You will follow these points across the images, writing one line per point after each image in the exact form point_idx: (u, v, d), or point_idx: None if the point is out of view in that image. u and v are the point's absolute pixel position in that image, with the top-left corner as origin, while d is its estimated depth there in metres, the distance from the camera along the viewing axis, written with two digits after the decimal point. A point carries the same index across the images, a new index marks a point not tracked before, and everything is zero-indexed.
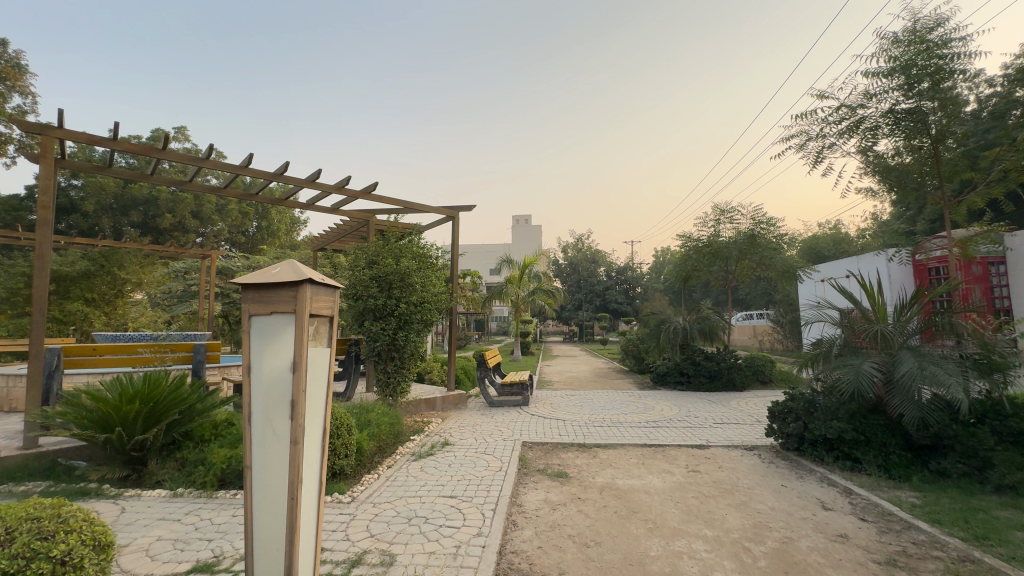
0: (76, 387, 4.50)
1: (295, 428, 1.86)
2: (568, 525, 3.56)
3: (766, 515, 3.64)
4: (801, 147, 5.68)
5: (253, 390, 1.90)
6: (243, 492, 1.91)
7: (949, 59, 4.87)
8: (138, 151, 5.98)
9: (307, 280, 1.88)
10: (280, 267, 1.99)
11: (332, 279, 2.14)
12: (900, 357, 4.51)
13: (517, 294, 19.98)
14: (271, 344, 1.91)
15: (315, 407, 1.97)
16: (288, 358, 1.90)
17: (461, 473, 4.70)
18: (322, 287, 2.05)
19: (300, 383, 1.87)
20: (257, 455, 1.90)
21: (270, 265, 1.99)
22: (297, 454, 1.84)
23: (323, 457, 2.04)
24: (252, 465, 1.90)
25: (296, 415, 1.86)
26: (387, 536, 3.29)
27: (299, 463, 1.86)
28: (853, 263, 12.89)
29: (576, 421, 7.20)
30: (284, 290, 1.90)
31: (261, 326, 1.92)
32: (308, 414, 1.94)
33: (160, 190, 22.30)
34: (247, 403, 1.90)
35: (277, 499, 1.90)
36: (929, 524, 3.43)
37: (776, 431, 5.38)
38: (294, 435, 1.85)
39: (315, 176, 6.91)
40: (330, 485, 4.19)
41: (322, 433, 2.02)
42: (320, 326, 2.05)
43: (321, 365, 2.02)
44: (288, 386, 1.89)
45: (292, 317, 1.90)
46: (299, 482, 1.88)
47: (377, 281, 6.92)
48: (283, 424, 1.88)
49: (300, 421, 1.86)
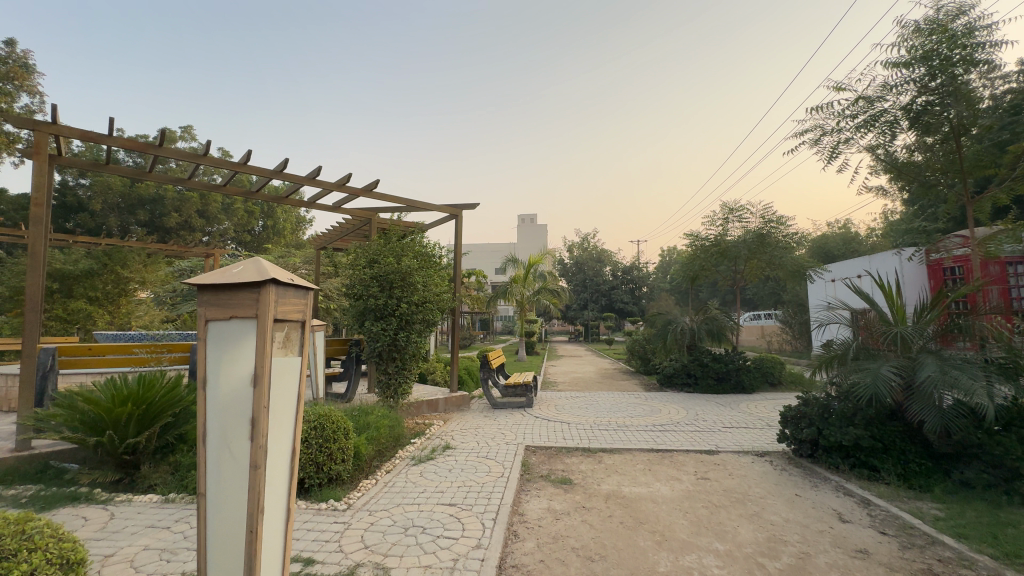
0: (69, 389, 4.42)
1: (256, 450, 1.73)
2: (571, 536, 3.40)
3: (780, 528, 3.46)
4: (815, 142, 5.49)
5: (210, 408, 1.77)
6: (198, 518, 1.78)
7: (974, 49, 4.65)
8: (135, 147, 5.88)
9: (270, 281, 1.74)
10: (243, 265, 1.85)
11: (303, 278, 2.00)
12: (921, 361, 4.31)
13: (522, 293, 19.84)
14: (230, 356, 1.78)
15: (281, 425, 1.85)
16: (248, 372, 1.77)
17: (462, 479, 4.54)
18: (290, 288, 1.92)
19: (261, 400, 1.74)
20: (215, 478, 1.78)
21: (232, 264, 1.84)
22: (257, 479, 1.72)
23: (289, 477, 1.92)
24: (209, 488, 1.77)
25: (256, 436, 1.73)
26: (382, 548, 3.15)
27: (260, 487, 1.74)
28: (865, 264, 12.65)
29: (581, 424, 7.03)
30: (247, 293, 1.76)
31: (219, 336, 1.78)
32: (271, 434, 1.81)
33: (167, 189, 22.35)
34: (204, 421, 1.77)
35: (235, 526, 1.77)
36: (954, 539, 3.24)
37: (788, 437, 5.19)
38: (254, 459, 1.72)
39: (316, 173, 6.79)
40: (326, 491, 4.06)
41: (288, 452, 1.90)
42: (290, 332, 1.93)
43: (286, 378, 1.89)
44: (248, 403, 1.76)
45: (254, 325, 1.77)
46: (260, 508, 1.75)
47: (377, 281, 6.78)
48: (243, 444, 1.75)
49: (261, 442, 1.73)
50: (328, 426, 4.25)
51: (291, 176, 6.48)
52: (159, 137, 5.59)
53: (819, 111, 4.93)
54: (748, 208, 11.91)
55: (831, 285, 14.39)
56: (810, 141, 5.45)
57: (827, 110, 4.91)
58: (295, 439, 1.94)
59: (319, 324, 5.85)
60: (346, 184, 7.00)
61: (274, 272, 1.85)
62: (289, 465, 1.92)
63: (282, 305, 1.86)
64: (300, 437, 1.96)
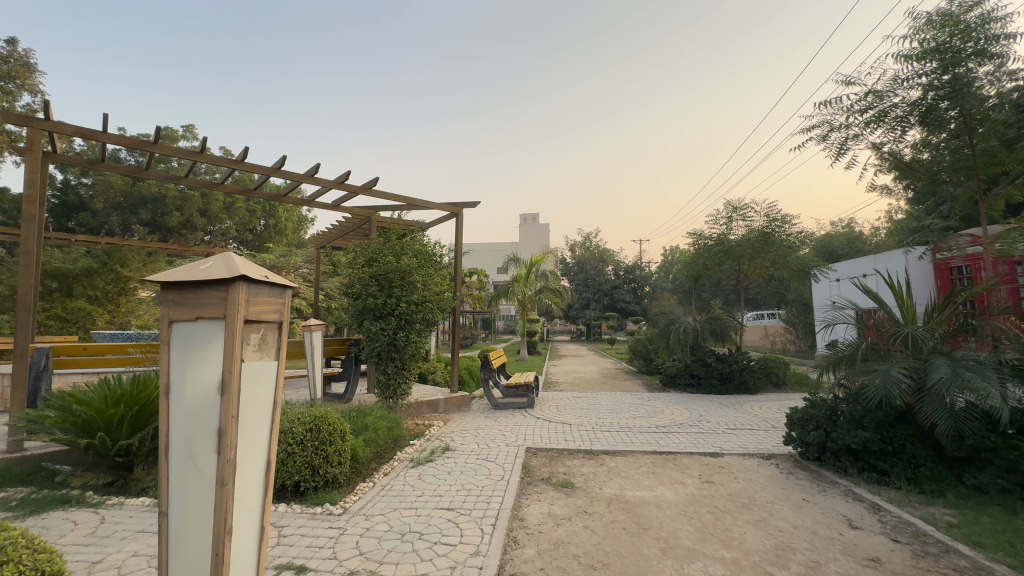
0: (62, 389, 4.34)
1: (223, 464, 1.64)
2: (572, 543, 3.30)
3: (788, 534, 3.36)
4: (823, 138, 5.38)
5: (174, 419, 1.68)
6: (161, 537, 1.68)
7: (988, 41, 4.52)
8: (131, 144, 5.80)
9: (239, 277, 1.66)
10: (212, 261, 1.75)
11: (278, 276, 1.91)
12: (932, 362, 4.19)
13: (523, 293, 19.75)
14: (195, 363, 1.69)
15: (252, 436, 1.76)
16: (215, 380, 1.68)
17: (460, 482, 4.45)
18: (263, 286, 1.83)
19: (229, 411, 1.65)
20: (179, 493, 1.68)
21: (200, 260, 1.75)
22: (223, 495, 1.63)
23: (262, 492, 1.82)
24: (173, 505, 1.68)
25: (223, 449, 1.64)
26: (377, 555, 3.05)
27: (226, 505, 1.64)
28: (871, 263, 12.53)
29: (583, 425, 6.92)
30: (214, 292, 1.67)
31: (184, 341, 1.69)
32: (240, 447, 1.71)
33: (169, 188, 22.32)
34: (167, 433, 1.68)
35: (200, 546, 1.67)
36: (969, 548, 3.14)
37: (794, 439, 5.08)
38: (221, 474, 1.63)
39: (314, 171, 6.70)
40: (322, 495, 3.97)
41: (262, 466, 1.81)
42: (265, 334, 1.86)
43: (258, 388, 1.79)
44: (214, 415, 1.67)
45: (222, 329, 1.68)
46: (227, 526, 1.66)
47: (377, 280, 6.69)
48: (209, 458, 1.66)
49: (228, 456, 1.64)
50: (324, 428, 4.16)
51: (290, 174, 6.40)
52: (154, 133, 5.51)
53: (827, 107, 4.81)
54: (752, 207, 11.77)
55: (836, 284, 14.25)
56: (818, 138, 5.34)
57: (835, 106, 4.80)
58: (270, 451, 1.85)
59: (317, 323, 5.76)
60: (345, 182, 6.92)
61: (247, 269, 1.76)
62: (262, 480, 1.83)
63: (254, 302, 1.77)
64: (275, 449, 1.87)
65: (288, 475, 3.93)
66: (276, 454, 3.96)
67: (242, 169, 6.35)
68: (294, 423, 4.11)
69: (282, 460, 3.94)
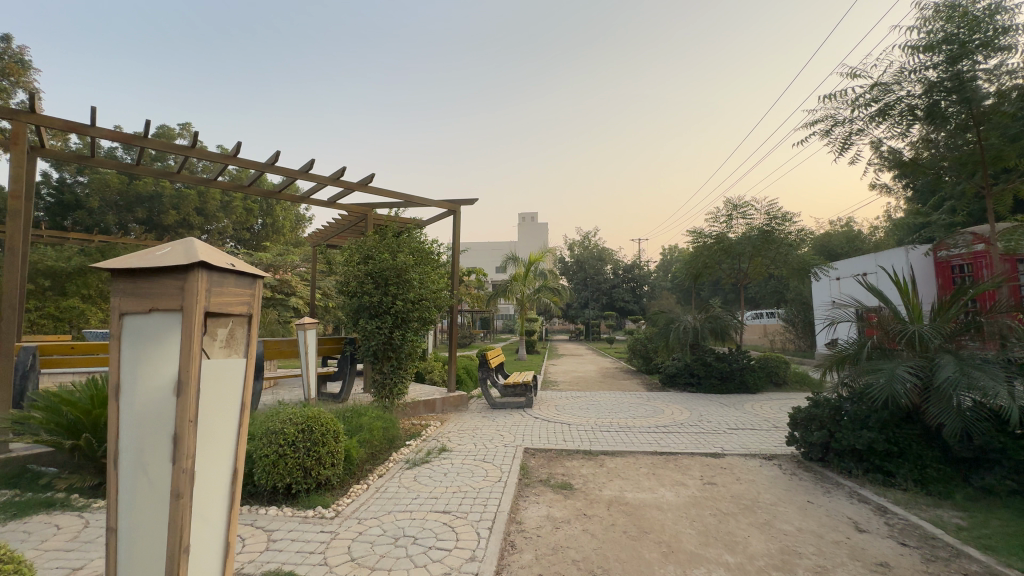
0: (49, 390, 4.23)
1: (179, 474, 1.53)
2: (571, 547, 3.20)
3: (794, 538, 3.26)
4: (828, 133, 5.30)
5: (125, 425, 1.57)
6: (111, 554, 1.57)
7: (997, 31, 4.43)
8: (121, 138, 5.67)
9: (198, 265, 1.55)
10: (171, 247, 1.65)
11: (246, 266, 1.82)
12: (939, 361, 4.10)
13: (522, 292, 19.66)
14: (149, 363, 1.58)
15: (214, 443, 1.65)
16: (169, 382, 1.56)
17: (456, 484, 4.34)
18: (229, 275, 1.73)
19: (186, 415, 1.54)
20: (131, 506, 1.57)
21: (158, 246, 1.65)
22: (178, 509, 1.52)
23: (223, 504, 1.71)
24: (123, 519, 1.56)
25: (178, 458, 1.53)
26: (369, 560, 2.95)
27: (181, 519, 1.53)
28: (871, 262, 12.48)
29: (582, 425, 6.82)
30: (171, 280, 1.57)
31: (137, 338, 1.59)
32: (198, 456, 1.60)
33: (165, 186, 22.15)
34: (117, 441, 1.56)
35: (153, 564, 1.55)
36: (980, 552, 3.05)
37: (798, 440, 4.98)
38: (176, 486, 1.52)
39: (309, 166, 6.59)
40: (314, 498, 3.87)
41: (225, 476, 1.71)
42: (234, 328, 1.79)
43: (220, 391, 1.68)
44: (168, 421, 1.56)
45: (178, 323, 1.57)
46: (182, 543, 1.54)
47: (372, 278, 6.59)
48: (163, 469, 1.55)
49: (183, 466, 1.53)
50: (317, 429, 4.05)
51: (284, 170, 6.30)
52: (145, 127, 5.39)
53: (832, 101, 4.73)
54: (753, 205, 11.68)
55: (836, 283, 14.19)
56: (823, 132, 5.26)
57: (840, 100, 4.71)
58: (235, 459, 1.75)
59: (311, 321, 5.64)
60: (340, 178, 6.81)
61: (210, 256, 1.65)
62: (226, 491, 1.73)
63: (219, 291, 1.68)
64: (241, 456, 1.77)
65: (280, 477, 3.82)
66: (268, 455, 3.86)
67: (235, 165, 6.24)
68: (286, 424, 4.00)
69: (273, 462, 3.84)
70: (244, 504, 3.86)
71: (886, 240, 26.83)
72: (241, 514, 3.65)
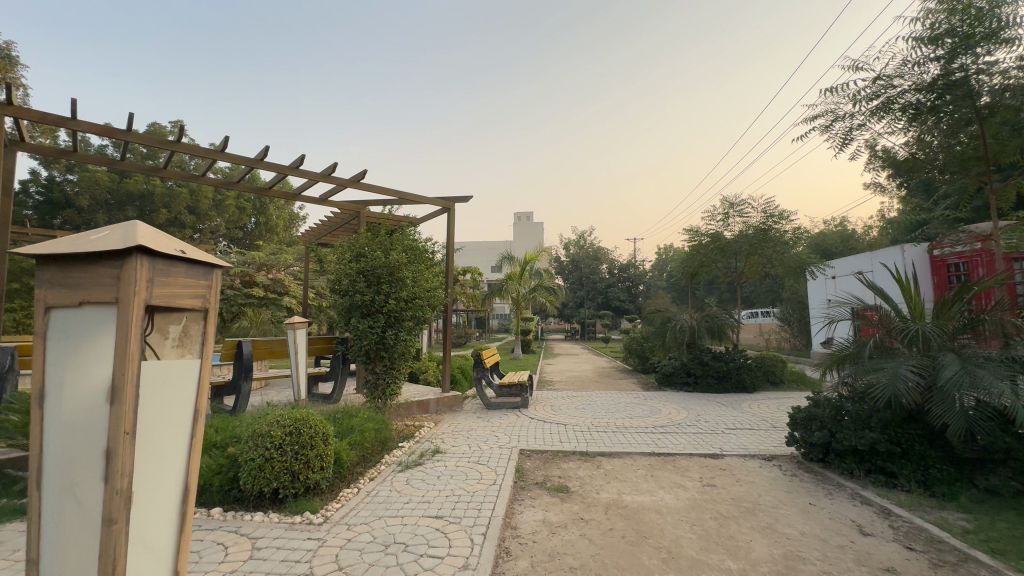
0: (26, 391, 4.05)
1: (113, 496, 1.41)
2: (569, 553, 3.09)
3: (797, 543, 3.17)
4: (827, 128, 5.23)
5: (51, 441, 1.45)
6: None
7: (1001, 23, 4.35)
8: (104, 132, 5.52)
9: (136, 249, 1.43)
10: (110, 232, 1.53)
11: (200, 254, 1.71)
12: (943, 360, 4.02)
13: (518, 291, 19.54)
14: (78, 371, 1.46)
15: (158, 459, 1.55)
16: (101, 392, 1.45)
17: (450, 487, 4.21)
18: (179, 264, 1.62)
19: (120, 428, 1.42)
20: (59, 530, 1.45)
21: (94, 231, 1.53)
22: (111, 534, 1.40)
23: (169, 524, 1.60)
24: (50, 545, 1.44)
25: (111, 477, 1.41)
26: (358, 570, 2.82)
27: (115, 545, 1.42)
28: (868, 260, 12.52)
29: (578, 425, 6.72)
30: (106, 270, 1.45)
31: (65, 342, 1.47)
32: (134, 475, 1.48)
33: (155, 184, 21.85)
34: (43, 459, 1.44)
35: None
36: (988, 556, 2.96)
37: (798, 440, 4.90)
38: (109, 509, 1.41)
39: (300, 162, 6.45)
40: (302, 503, 3.73)
41: (174, 494, 1.61)
42: (188, 324, 1.74)
43: (163, 400, 1.57)
44: (101, 437, 1.44)
45: (113, 325, 1.45)
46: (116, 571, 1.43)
47: (364, 276, 6.46)
48: (94, 489, 1.43)
49: (116, 487, 1.41)
50: (305, 431, 3.91)
51: (274, 165, 6.15)
52: (129, 121, 5.23)
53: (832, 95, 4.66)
54: (749, 203, 11.62)
55: (832, 282, 14.23)
56: (823, 127, 5.19)
57: (841, 94, 4.64)
58: (185, 477, 1.64)
59: (301, 320, 5.49)
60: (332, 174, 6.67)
61: (155, 242, 1.53)
62: (175, 511, 1.62)
63: (165, 277, 1.56)
64: (193, 471, 1.67)
65: (267, 481, 3.69)
66: (254, 459, 3.72)
67: (223, 160, 6.09)
68: (273, 426, 3.87)
69: (260, 467, 3.70)
70: (230, 510, 3.72)
71: (880, 239, 26.94)
72: (225, 521, 3.51)
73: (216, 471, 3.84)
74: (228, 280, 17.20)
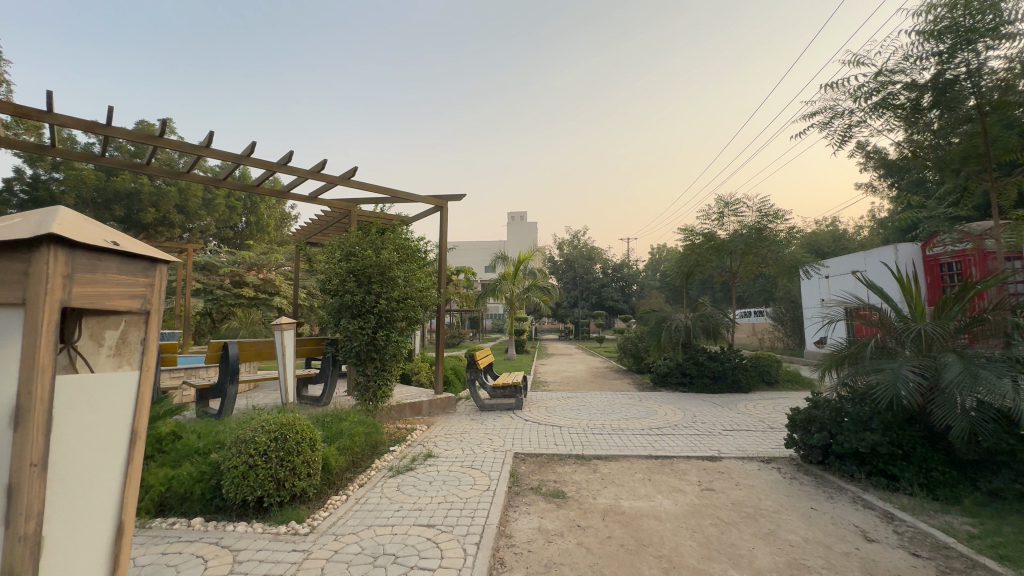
0: None
1: (13, 543, 1.23)
2: (566, 563, 2.97)
3: (800, 550, 3.07)
4: (826, 125, 5.15)
5: None
6: None
7: (1002, 19, 4.29)
8: (82, 126, 5.31)
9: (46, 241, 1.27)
10: (27, 218, 1.37)
11: (137, 247, 1.53)
12: (945, 361, 3.95)
13: (511, 291, 19.42)
14: None
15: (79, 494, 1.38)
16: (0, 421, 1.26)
17: (442, 494, 4.08)
18: (107, 263, 1.45)
19: (24, 459, 1.24)
20: None
21: (8, 217, 1.36)
22: None
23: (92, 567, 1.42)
24: None
25: (11, 521, 1.23)
26: None
27: None
28: (862, 260, 12.56)
29: (573, 427, 6.60)
30: (12, 271, 1.28)
31: None
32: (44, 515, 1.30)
33: (144, 183, 21.53)
34: None
35: None
36: (997, 562, 2.88)
37: (797, 442, 4.82)
38: (9, 559, 1.22)
39: (288, 159, 6.28)
40: (288, 512, 3.58)
41: (103, 531, 1.45)
42: (127, 330, 1.59)
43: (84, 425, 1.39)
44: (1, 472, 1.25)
45: (17, 338, 1.27)
46: None
47: (355, 276, 6.31)
48: None
49: (18, 531, 1.23)
50: (291, 436, 3.76)
51: (261, 162, 5.98)
52: (109, 115, 5.04)
53: (832, 90, 4.57)
54: (744, 202, 11.57)
55: (825, 282, 14.28)
56: (821, 123, 5.12)
57: (841, 89, 4.56)
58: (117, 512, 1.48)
59: (288, 321, 5.33)
60: (322, 171, 6.51)
61: (80, 232, 1.37)
62: (106, 550, 1.46)
63: (93, 273, 1.40)
64: (127, 505, 1.51)
65: (250, 490, 3.53)
66: (237, 467, 3.57)
67: (208, 156, 5.91)
68: (257, 431, 3.72)
69: (243, 474, 3.55)
70: (212, 520, 3.56)
71: (871, 239, 27.11)
72: (206, 532, 3.35)
73: (198, 479, 3.68)
74: (217, 280, 16.95)
